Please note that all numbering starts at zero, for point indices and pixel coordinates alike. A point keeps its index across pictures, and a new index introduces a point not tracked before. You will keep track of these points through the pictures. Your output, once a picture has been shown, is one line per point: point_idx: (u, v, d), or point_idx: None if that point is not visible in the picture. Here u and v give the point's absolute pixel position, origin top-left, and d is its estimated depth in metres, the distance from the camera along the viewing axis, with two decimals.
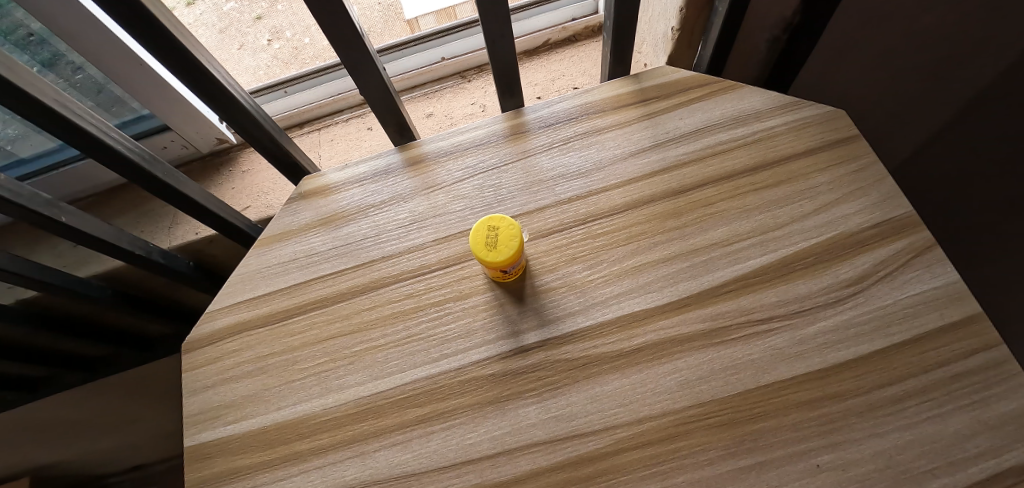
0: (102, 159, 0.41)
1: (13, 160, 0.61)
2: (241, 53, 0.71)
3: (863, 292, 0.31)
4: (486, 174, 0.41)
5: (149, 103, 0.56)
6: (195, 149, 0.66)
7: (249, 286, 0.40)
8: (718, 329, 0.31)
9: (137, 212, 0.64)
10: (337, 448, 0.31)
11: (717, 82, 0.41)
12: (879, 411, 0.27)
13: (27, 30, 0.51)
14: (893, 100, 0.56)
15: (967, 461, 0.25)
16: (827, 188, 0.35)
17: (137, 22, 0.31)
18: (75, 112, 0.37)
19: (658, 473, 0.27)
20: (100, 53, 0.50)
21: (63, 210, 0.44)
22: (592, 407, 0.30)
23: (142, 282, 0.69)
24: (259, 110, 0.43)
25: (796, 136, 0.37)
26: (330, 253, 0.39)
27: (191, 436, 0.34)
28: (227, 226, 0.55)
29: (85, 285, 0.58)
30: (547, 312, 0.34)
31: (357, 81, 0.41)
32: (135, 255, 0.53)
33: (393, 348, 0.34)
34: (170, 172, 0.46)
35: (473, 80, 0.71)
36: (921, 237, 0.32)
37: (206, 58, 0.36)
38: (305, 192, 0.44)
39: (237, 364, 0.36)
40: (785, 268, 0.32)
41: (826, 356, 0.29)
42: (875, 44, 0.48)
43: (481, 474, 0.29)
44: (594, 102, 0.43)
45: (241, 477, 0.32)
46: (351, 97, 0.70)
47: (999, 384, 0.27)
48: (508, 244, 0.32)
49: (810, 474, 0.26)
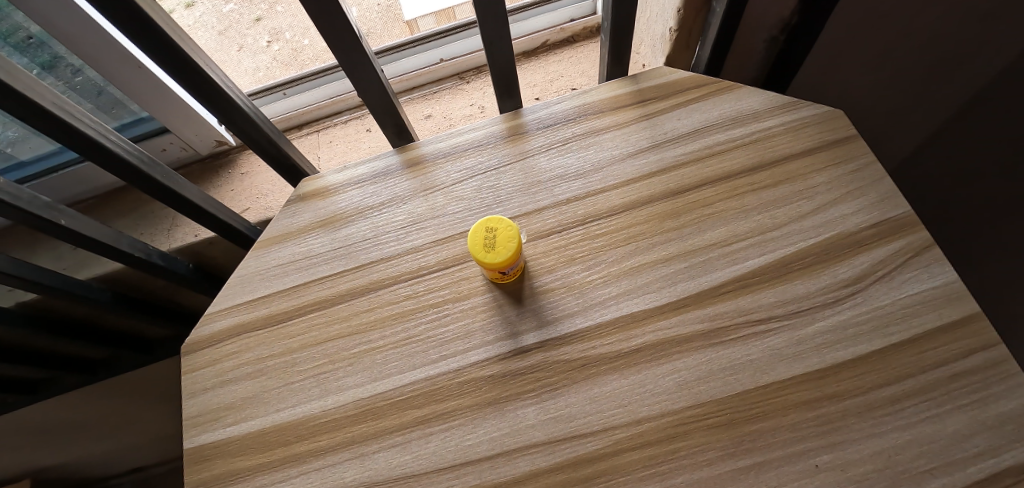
0: (101, 162, 0.41)
1: (13, 162, 0.61)
2: (241, 54, 0.71)
3: (861, 292, 0.31)
4: (484, 176, 0.41)
5: (148, 105, 0.56)
6: (195, 151, 0.66)
7: (248, 288, 0.40)
8: (717, 330, 0.31)
9: (137, 214, 0.64)
10: (336, 450, 0.31)
11: (716, 83, 0.41)
12: (877, 412, 0.27)
13: (26, 32, 0.51)
14: (892, 100, 0.56)
15: (966, 460, 0.25)
16: (825, 188, 0.35)
17: (134, 24, 0.31)
18: (74, 115, 0.37)
19: (657, 474, 0.27)
20: (98, 56, 0.50)
21: (62, 213, 0.44)
22: (590, 408, 0.30)
23: (142, 284, 0.69)
24: (258, 112, 0.43)
25: (794, 137, 0.37)
26: (328, 255, 0.39)
27: (191, 438, 0.34)
28: (226, 228, 0.56)
29: (85, 288, 0.58)
30: (545, 313, 0.34)
31: (356, 83, 0.41)
32: (134, 257, 0.53)
33: (392, 349, 0.34)
34: (168, 175, 0.46)
35: (472, 81, 0.71)
36: (920, 237, 0.32)
37: (205, 60, 0.36)
38: (304, 194, 0.44)
39: (237, 366, 0.36)
40: (783, 268, 0.32)
41: (825, 357, 0.29)
42: (873, 45, 0.48)
43: (480, 476, 0.29)
44: (591, 102, 0.43)
45: (241, 479, 0.32)
46: (350, 99, 0.70)
47: (998, 384, 0.27)
48: (506, 245, 0.32)
49: (809, 474, 0.26)
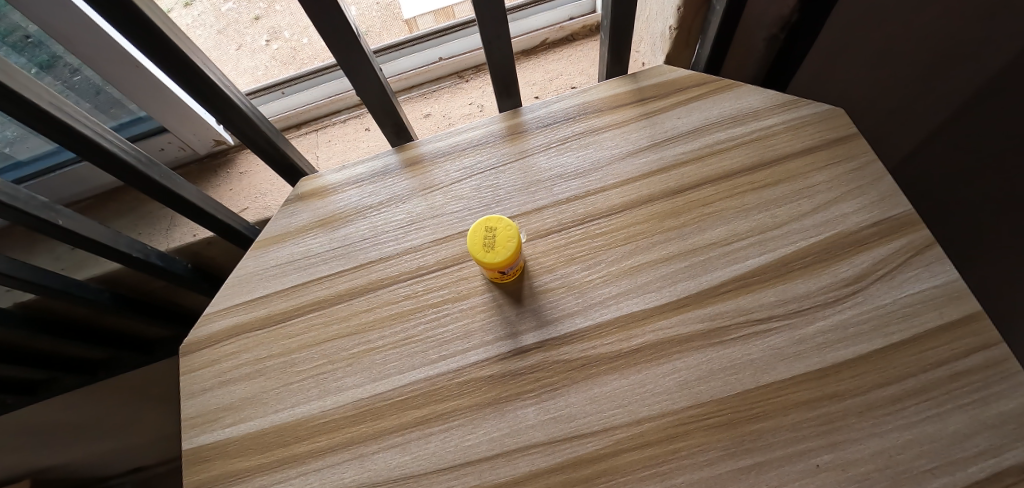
0: (98, 162, 0.40)
1: (11, 162, 0.61)
2: (239, 54, 0.71)
3: (862, 291, 0.30)
4: (484, 175, 0.41)
5: (146, 105, 0.56)
6: (193, 150, 0.66)
7: (246, 289, 0.39)
8: (717, 329, 0.31)
9: (135, 214, 0.64)
10: (336, 450, 0.31)
11: (716, 81, 0.41)
12: (878, 411, 0.27)
13: (24, 32, 0.51)
14: (892, 98, 0.55)
15: (967, 460, 0.25)
16: (825, 187, 0.35)
17: (130, 23, 0.30)
18: (71, 115, 0.36)
19: (658, 474, 0.27)
20: (96, 56, 0.50)
21: (59, 213, 0.44)
22: (590, 408, 0.30)
23: (141, 284, 0.69)
24: (256, 112, 0.42)
25: (794, 135, 0.37)
26: (327, 255, 0.39)
27: (190, 439, 0.34)
28: (224, 228, 0.55)
29: (83, 288, 0.58)
30: (545, 313, 0.34)
31: (354, 82, 0.41)
32: (132, 257, 0.53)
33: (391, 349, 0.34)
34: (166, 175, 0.46)
35: (472, 80, 0.70)
36: (920, 236, 0.32)
37: (203, 60, 0.36)
38: (302, 194, 0.44)
39: (235, 366, 0.36)
40: (784, 268, 0.32)
41: (826, 356, 0.29)
42: (873, 43, 0.48)
43: (480, 476, 0.29)
44: (591, 101, 0.43)
45: (239, 480, 0.32)
46: (349, 98, 0.70)
47: (999, 383, 0.27)
48: (506, 244, 0.32)
49: (809, 474, 0.26)
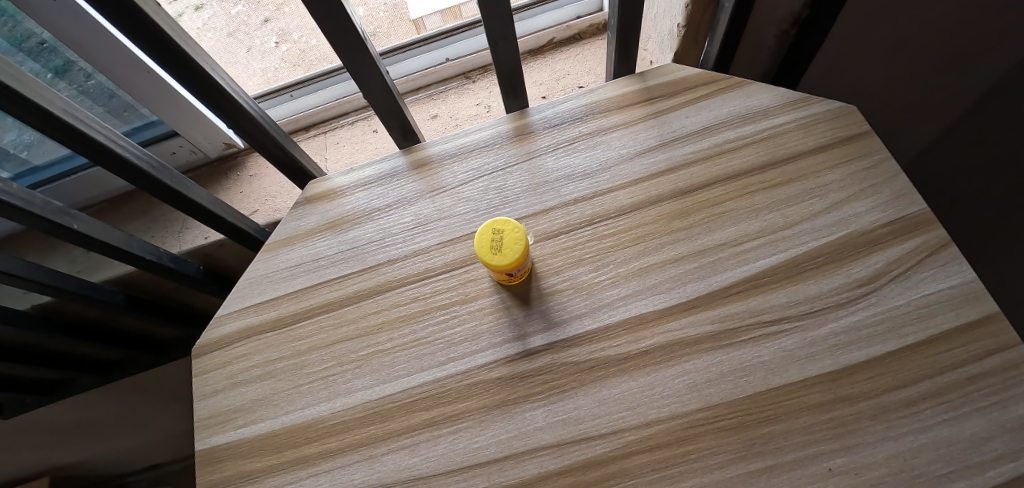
0: (109, 167, 0.41)
1: (28, 166, 0.62)
2: (249, 56, 0.71)
3: (876, 293, 0.30)
4: (492, 176, 0.41)
5: (157, 110, 0.57)
6: (203, 154, 0.66)
7: (256, 291, 0.40)
8: (727, 331, 0.30)
9: (149, 217, 0.65)
10: (345, 451, 0.31)
11: (726, 79, 0.41)
12: (892, 414, 0.27)
13: (38, 39, 0.52)
14: (909, 94, 0.54)
15: (984, 464, 0.24)
16: (837, 186, 0.34)
17: (137, 29, 0.31)
18: (82, 120, 0.37)
19: (667, 477, 0.27)
20: (107, 61, 0.51)
21: (74, 217, 0.45)
22: (599, 411, 0.30)
23: (154, 286, 0.70)
24: (263, 115, 0.43)
25: (807, 133, 0.37)
26: (336, 257, 0.40)
27: (203, 440, 0.35)
28: (234, 230, 0.56)
29: (97, 290, 0.58)
30: (553, 315, 0.34)
31: (360, 85, 0.41)
32: (144, 260, 0.53)
33: (399, 351, 0.34)
34: (176, 177, 0.46)
35: (478, 81, 0.71)
36: (936, 236, 0.31)
37: (210, 64, 0.36)
38: (311, 197, 0.44)
39: (246, 368, 0.37)
40: (795, 268, 0.32)
41: (838, 358, 0.28)
42: (887, 38, 0.47)
43: (489, 478, 0.29)
44: (599, 101, 0.42)
45: (250, 480, 0.32)
46: (356, 100, 0.70)
47: (1017, 386, 0.26)
48: (513, 247, 0.32)
49: (821, 478, 0.25)
